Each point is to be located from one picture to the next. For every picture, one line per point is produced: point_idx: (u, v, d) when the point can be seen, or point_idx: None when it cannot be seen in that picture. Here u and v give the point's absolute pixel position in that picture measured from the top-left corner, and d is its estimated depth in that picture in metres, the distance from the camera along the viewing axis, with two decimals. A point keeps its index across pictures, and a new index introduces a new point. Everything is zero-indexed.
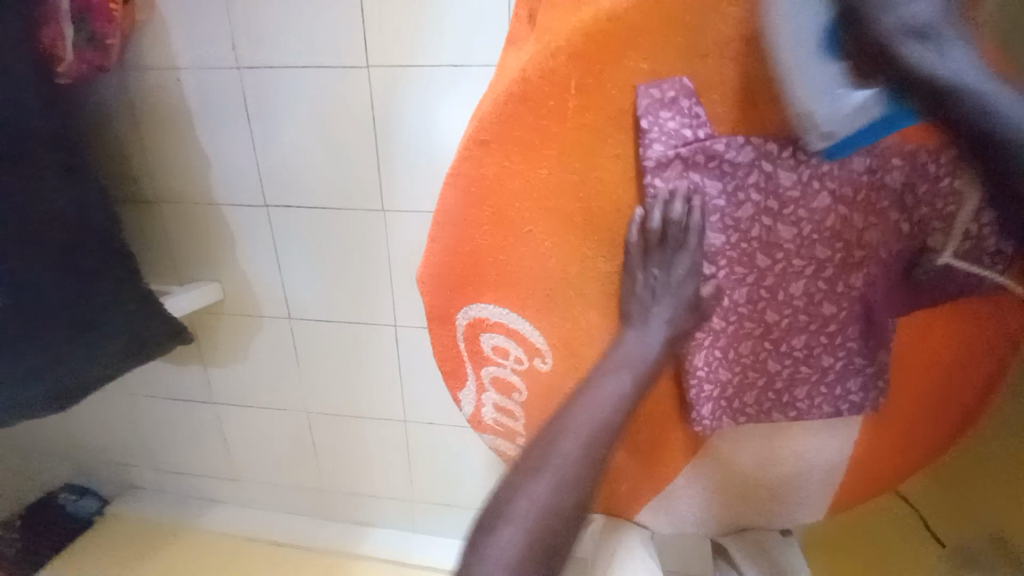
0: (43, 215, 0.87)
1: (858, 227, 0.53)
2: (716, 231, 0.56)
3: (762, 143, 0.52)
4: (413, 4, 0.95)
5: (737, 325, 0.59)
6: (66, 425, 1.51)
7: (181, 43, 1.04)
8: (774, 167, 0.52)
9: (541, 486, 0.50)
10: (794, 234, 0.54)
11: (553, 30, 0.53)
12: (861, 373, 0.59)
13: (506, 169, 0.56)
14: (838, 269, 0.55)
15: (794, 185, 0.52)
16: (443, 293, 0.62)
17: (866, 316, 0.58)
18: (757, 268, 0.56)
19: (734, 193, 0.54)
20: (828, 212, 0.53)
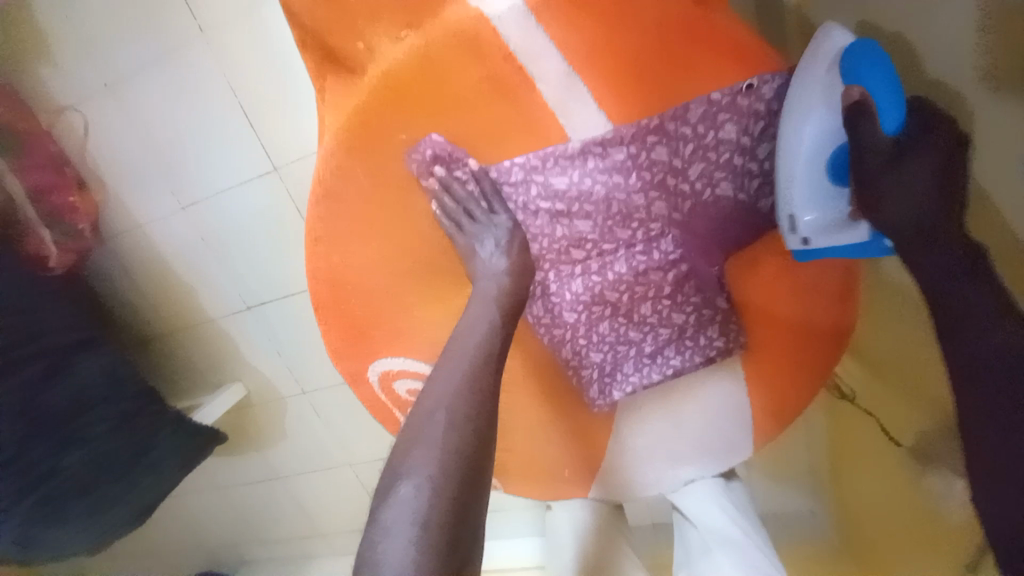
0: (77, 385, 1.07)
1: (643, 205, 0.57)
2: (531, 241, 0.63)
3: (525, 160, 0.57)
4: (287, 105, 1.05)
5: (588, 311, 0.65)
6: (177, 529, 1.79)
7: (136, 204, 1.23)
8: (545, 176, 0.57)
9: (422, 458, 0.48)
10: (592, 225, 0.59)
11: (328, 132, 0.61)
12: (715, 320, 0.63)
13: (345, 254, 0.66)
14: (646, 241, 0.60)
15: (569, 187, 0.56)
16: (347, 360, 0.73)
17: (698, 272, 0.62)
18: (579, 262, 0.62)
19: (528, 207, 0.61)
20: (609, 201, 0.57)
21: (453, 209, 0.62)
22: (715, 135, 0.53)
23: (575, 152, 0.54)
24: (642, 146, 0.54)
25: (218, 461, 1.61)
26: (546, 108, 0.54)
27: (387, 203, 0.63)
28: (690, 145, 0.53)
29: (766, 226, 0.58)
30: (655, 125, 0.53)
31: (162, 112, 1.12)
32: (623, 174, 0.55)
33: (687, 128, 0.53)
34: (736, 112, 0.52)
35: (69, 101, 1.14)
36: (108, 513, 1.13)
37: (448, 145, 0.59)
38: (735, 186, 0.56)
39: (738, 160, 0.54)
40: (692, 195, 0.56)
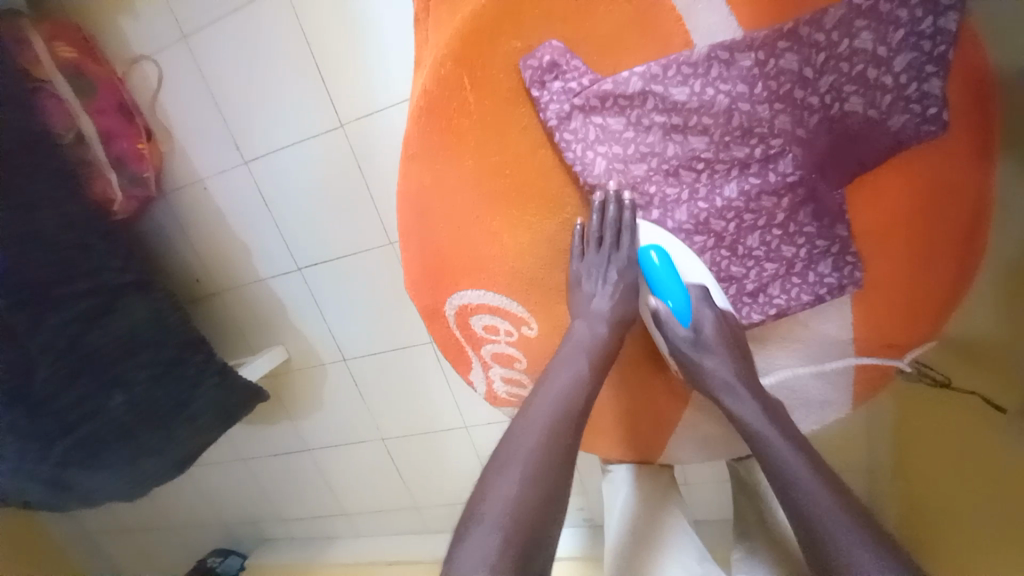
0: (128, 322, 1.08)
1: (766, 118, 0.55)
2: (635, 161, 0.60)
3: (646, 68, 0.56)
4: (359, 57, 1.06)
5: (689, 241, 0.63)
6: (201, 499, 1.76)
7: (197, 157, 1.24)
8: (664, 87, 0.56)
9: (513, 473, 0.56)
10: (707, 142, 0.57)
11: (437, 42, 0.60)
12: (827, 254, 0.59)
13: (440, 171, 0.64)
14: (763, 161, 0.57)
15: (689, 97, 0.56)
16: (427, 291, 0.71)
17: (815, 197, 0.58)
18: (685, 186, 0.60)
19: (639, 122, 0.58)
20: (731, 112, 0.56)
21: (559, 122, 0.60)
22: (849, 44, 0.51)
23: (700, 58, 0.54)
24: (771, 52, 0.53)
25: (249, 430, 1.59)
26: (673, 13, 0.55)
27: (491, 116, 0.62)
28: (823, 54, 0.52)
29: (901, 145, 0.54)
30: (789, 30, 0.52)
31: (234, 66, 1.13)
32: (748, 83, 0.54)
33: (820, 35, 0.51)
34: (876, 19, 0.50)
35: (146, 52, 1.17)
36: (150, 457, 1.12)
37: (566, 52, 0.58)
38: (865, 102, 0.52)
39: (873, 73, 0.51)
40: (821, 109, 0.54)
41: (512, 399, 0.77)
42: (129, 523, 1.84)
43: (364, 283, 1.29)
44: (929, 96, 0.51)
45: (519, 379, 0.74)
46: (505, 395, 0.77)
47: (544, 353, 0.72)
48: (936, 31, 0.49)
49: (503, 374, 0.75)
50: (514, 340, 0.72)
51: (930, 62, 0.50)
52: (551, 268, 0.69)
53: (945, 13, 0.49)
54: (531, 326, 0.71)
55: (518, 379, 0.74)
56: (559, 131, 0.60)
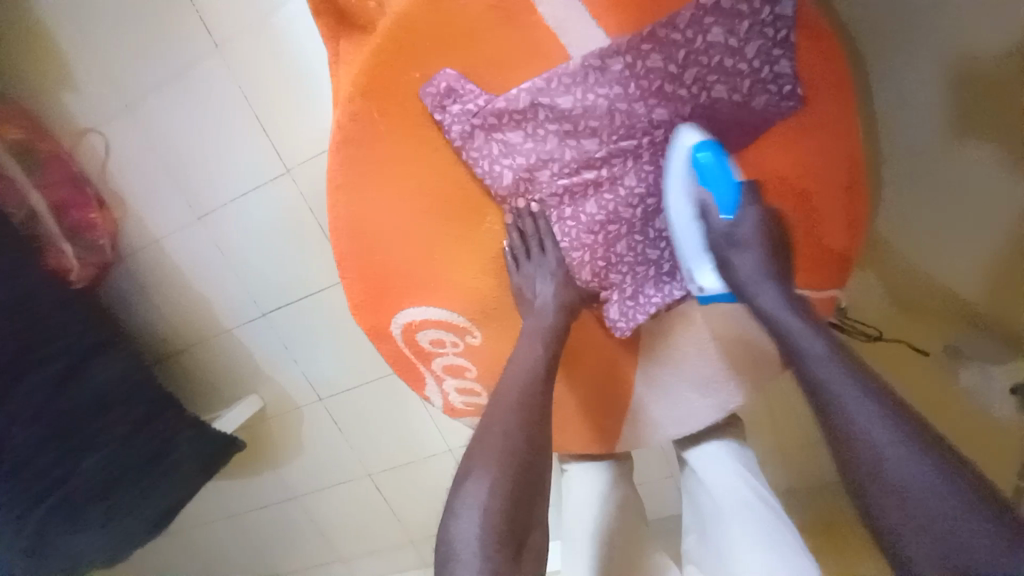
0: (93, 388, 1.09)
1: (644, 114, 0.61)
2: (539, 167, 0.65)
3: (531, 84, 0.61)
4: (295, 104, 1.11)
5: (603, 232, 0.67)
6: (193, 566, 1.71)
7: (152, 219, 1.27)
8: (551, 98, 0.61)
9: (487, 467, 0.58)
10: (599, 143, 0.63)
11: (343, 81, 0.65)
12: (729, 226, 0.66)
13: (365, 199, 0.68)
14: (653, 150, 0.63)
15: (574, 104, 0.61)
16: (372, 314, 0.74)
17: (707, 175, 0.65)
18: (590, 181, 0.65)
19: (535, 133, 0.63)
20: (612, 113, 0.61)
21: (462, 140, 0.65)
22: (703, 39, 0.57)
23: (577, 69, 0.59)
24: (638, 54, 0.58)
25: (234, 486, 1.57)
26: (548, 31, 0.60)
27: (404, 142, 0.66)
28: (682, 50, 0.57)
29: (770, 120, 0.62)
30: (649, 33, 0.57)
31: (178, 127, 1.17)
32: (623, 85, 0.60)
33: (677, 33, 0.57)
34: (721, 14, 0.56)
35: (91, 124, 1.21)
36: (128, 516, 1.13)
37: (460, 78, 0.63)
38: (729, 88, 0.59)
39: (729, 61, 0.58)
40: (691, 98, 0.60)
41: (468, 409, 0.79)
42: None
43: (331, 320, 1.31)
44: (783, 76, 0.59)
45: (473, 389, 0.77)
46: (461, 405, 0.79)
47: (490, 359, 0.75)
48: (775, 17, 0.56)
49: (457, 385, 0.78)
50: (461, 351, 0.75)
51: (776, 46, 0.57)
52: (483, 276, 0.72)
53: (780, 0, 0.56)
54: (474, 334, 0.74)
55: (471, 388, 0.77)
56: (465, 149, 0.66)
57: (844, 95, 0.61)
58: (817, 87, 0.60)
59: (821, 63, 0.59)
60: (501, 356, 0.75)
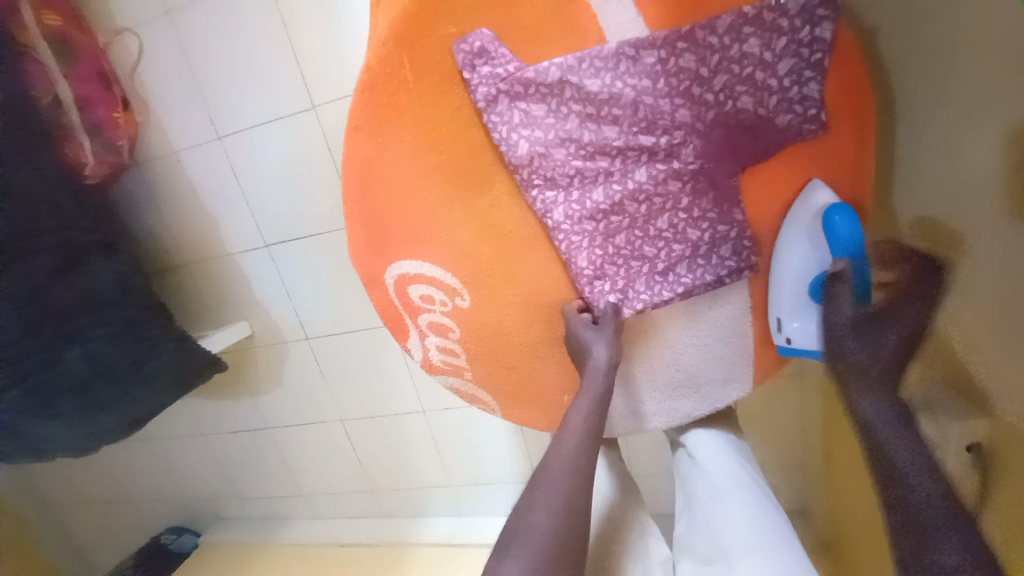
0: (85, 286, 1.11)
1: (668, 111, 0.61)
2: (555, 146, 0.65)
3: (563, 60, 0.61)
4: (331, 41, 1.11)
5: (605, 222, 0.67)
6: (159, 475, 1.77)
7: (173, 131, 1.28)
8: (579, 78, 0.61)
9: (549, 503, 0.62)
10: (618, 132, 0.63)
11: (381, 22, 0.66)
12: (727, 239, 0.65)
13: (380, 144, 0.70)
14: (669, 149, 0.62)
15: (601, 88, 0.61)
16: (370, 258, 0.77)
17: (715, 185, 0.63)
18: (603, 168, 0.65)
19: (558, 109, 0.63)
20: (637, 104, 0.61)
21: (487, 103, 0.65)
22: (739, 47, 0.58)
23: (610, 53, 0.60)
24: (672, 51, 0.59)
25: (211, 406, 1.61)
26: (589, 11, 0.61)
27: (429, 94, 0.67)
28: (716, 55, 0.58)
29: (791, 140, 0.61)
30: (686, 31, 0.58)
31: (214, 44, 1.17)
32: (652, 79, 0.60)
33: (714, 37, 0.57)
34: (761, 26, 0.57)
35: (130, 25, 1.21)
36: (103, 414, 1.17)
37: (494, 40, 0.63)
38: (755, 100, 0.59)
39: (760, 75, 0.58)
40: (716, 104, 0.60)
41: (446, 368, 0.82)
42: (86, 494, 1.85)
43: (330, 264, 1.33)
44: (809, 98, 0.59)
45: (454, 349, 0.79)
46: (439, 363, 0.81)
47: (474, 323, 0.77)
48: (813, 38, 0.57)
49: (438, 343, 0.80)
50: (449, 310, 0.77)
51: (809, 67, 0.58)
52: (480, 243, 0.72)
53: (820, 22, 0.57)
54: (464, 297, 0.75)
55: (452, 349, 0.79)
56: (487, 112, 0.65)
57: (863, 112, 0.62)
58: (840, 102, 0.61)
59: (847, 80, 0.60)
60: (485, 324, 0.76)
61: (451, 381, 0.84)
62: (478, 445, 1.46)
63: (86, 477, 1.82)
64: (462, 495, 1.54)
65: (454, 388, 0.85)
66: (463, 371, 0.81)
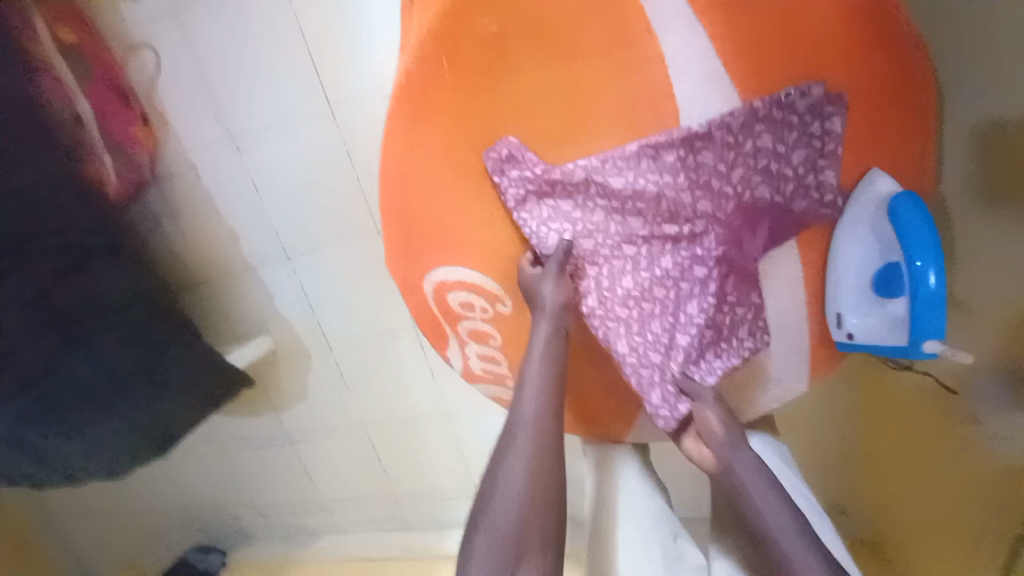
0: (109, 303, 1.10)
1: (690, 203, 0.62)
2: (584, 236, 0.68)
3: (587, 162, 0.64)
4: (352, 50, 1.10)
5: (639, 307, 0.67)
6: (182, 493, 1.75)
7: (192, 146, 1.27)
8: (603, 177, 0.64)
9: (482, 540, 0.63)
10: (642, 223, 0.65)
11: (419, 27, 0.65)
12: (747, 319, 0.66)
13: (417, 151, 0.69)
14: (690, 238, 0.64)
15: (625, 185, 0.63)
16: (408, 267, 0.76)
17: (739, 271, 0.64)
18: (628, 257, 0.67)
19: (585, 204, 0.67)
20: (659, 198, 0.63)
21: (517, 203, 0.68)
22: (753, 143, 0.59)
23: (631, 154, 0.62)
24: (690, 149, 0.60)
25: (233, 421, 1.59)
26: (635, 2, 0.58)
27: (468, 97, 0.66)
28: (732, 151, 0.60)
29: (807, 223, 0.62)
30: (704, 132, 0.59)
31: (232, 57, 1.16)
32: (672, 174, 0.62)
33: (729, 136, 0.59)
34: (772, 124, 0.59)
35: (144, 39, 1.19)
36: (131, 432, 1.16)
37: (521, 146, 0.66)
38: (772, 189, 0.61)
39: (775, 166, 0.60)
40: (735, 196, 0.61)
41: (486, 376, 0.80)
42: (108, 515, 1.83)
43: (352, 273, 1.32)
44: (824, 185, 0.61)
45: (495, 357, 0.77)
46: (480, 371, 0.79)
47: (516, 330, 0.75)
48: (824, 132, 0.59)
49: (479, 351, 0.78)
50: (490, 317, 0.75)
51: (822, 157, 0.60)
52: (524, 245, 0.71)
53: (829, 118, 0.59)
54: (505, 303, 0.74)
55: (493, 357, 0.77)
56: (517, 211, 0.69)
57: (907, 93, 0.61)
58: (888, 83, 0.60)
59: (874, 75, 0.59)
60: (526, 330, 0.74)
61: (492, 390, 0.82)
62: None
63: (109, 497, 1.80)
64: None
65: (494, 396, 0.83)
66: (504, 379, 0.78)
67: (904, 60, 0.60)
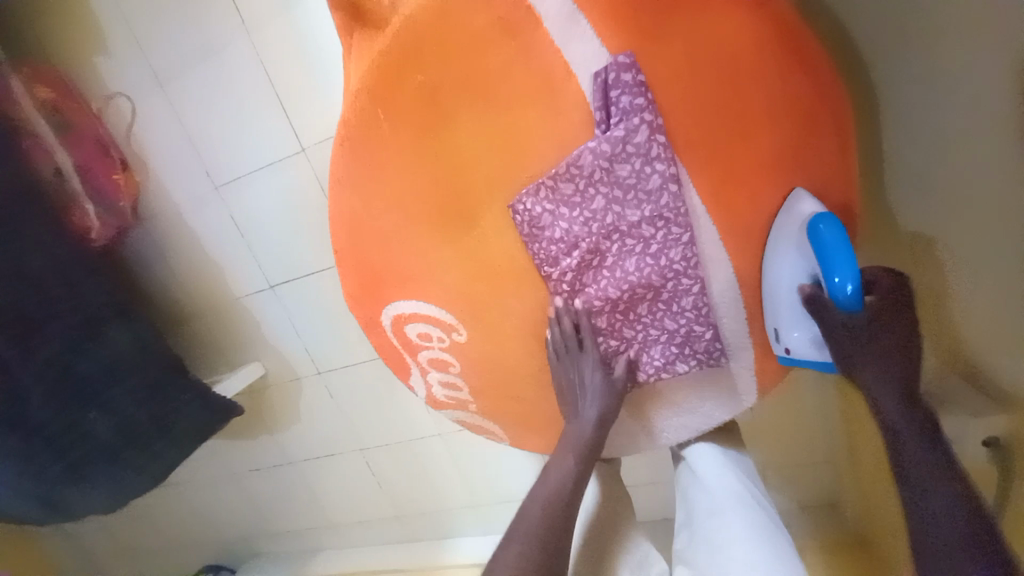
0: (104, 349, 1.14)
1: (569, 244, 0.67)
2: (567, 237, 0.67)
3: (545, 178, 0.65)
4: (314, 85, 1.13)
5: (590, 306, 0.70)
6: (191, 517, 1.81)
7: (172, 186, 1.31)
8: (564, 183, 0.64)
9: (511, 552, 0.67)
10: (572, 245, 0.67)
11: (355, 77, 0.68)
12: (658, 341, 0.71)
13: (364, 193, 0.72)
14: (570, 276, 0.69)
15: (582, 196, 0.64)
16: (367, 302, 0.79)
17: (605, 308, 0.71)
18: (590, 265, 0.68)
19: (564, 209, 0.65)
20: (577, 229, 0.66)
21: (525, 191, 0.66)
22: (609, 200, 0.64)
23: (579, 169, 0.63)
24: (573, 199, 0.65)
25: (234, 446, 1.64)
26: (552, 45, 0.61)
27: (408, 140, 0.68)
28: (593, 207, 0.65)
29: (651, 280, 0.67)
30: (581, 187, 0.64)
31: (203, 101, 1.20)
32: (567, 216, 0.66)
33: (591, 195, 0.64)
34: (623, 186, 0.63)
35: (120, 89, 1.24)
36: (129, 471, 1.22)
37: (417, 192, 0.70)
38: (629, 245, 0.66)
39: (627, 224, 0.65)
40: (595, 246, 0.67)
41: (450, 401, 0.83)
42: (123, 541, 1.90)
43: (336, 299, 1.35)
44: (670, 243, 0.65)
45: (457, 383, 0.80)
46: (443, 396, 0.83)
47: (474, 357, 0.77)
48: (664, 197, 0.62)
49: (441, 378, 0.81)
50: (448, 346, 0.78)
51: (665, 217, 0.63)
52: (477, 278, 0.73)
53: (667, 187, 0.62)
54: (461, 332, 0.76)
55: (455, 383, 0.80)
56: (521, 198, 0.66)
57: (832, 109, 0.63)
58: (813, 103, 0.62)
59: (795, 97, 0.61)
60: (485, 357, 0.76)
61: (458, 413, 0.85)
62: (496, 464, 1.46)
63: (121, 523, 1.86)
64: (487, 515, 1.55)
65: (462, 419, 0.85)
66: (467, 403, 0.82)
67: (835, 90, 0.64)
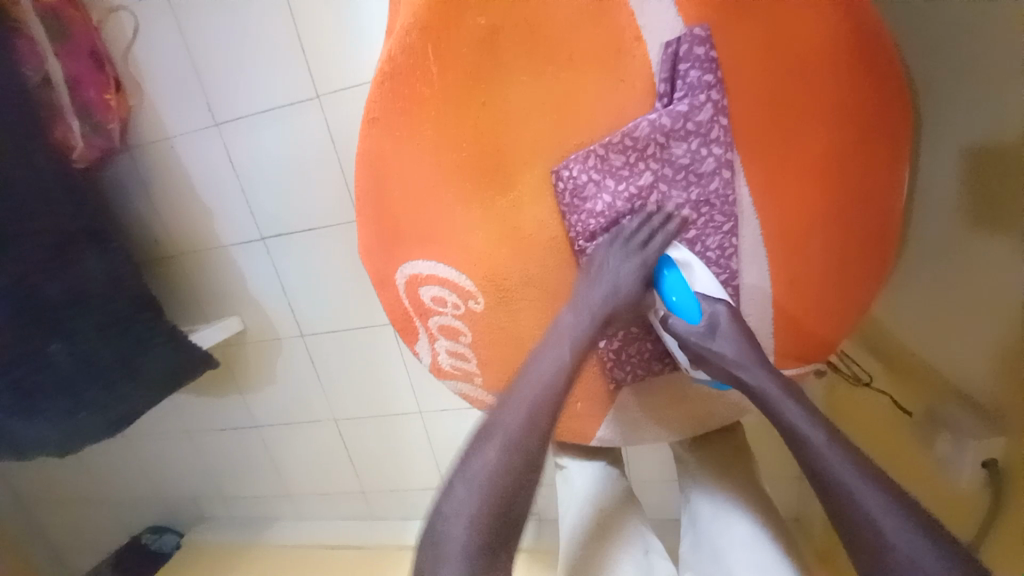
0: (75, 275, 1.06)
1: (608, 220, 0.66)
2: (605, 212, 0.65)
3: (594, 148, 0.63)
4: (339, 29, 1.07)
5: None
6: (142, 473, 1.71)
7: (167, 116, 1.22)
8: (613, 153, 0.63)
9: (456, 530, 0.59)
10: (610, 220, 0.65)
11: (404, 12, 0.63)
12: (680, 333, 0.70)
13: (396, 140, 0.67)
14: None
15: (629, 170, 0.63)
16: (381, 257, 0.75)
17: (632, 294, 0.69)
18: None
19: (608, 181, 0.64)
20: (618, 203, 0.65)
21: (569, 159, 0.64)
22: (660, 178, 0.63)
23: (629, 144, 0.62)
24: (621, 171, 0.64)
25: (199, 402, 1.55)
26: (626, 8, 0.60)
27: (454, 87, 0.64)
28: (642, 184, 0.64)
29: None
30: (632, 160, 0.63)
31: (216, 28, 1.12)
32: (610, 189, 0.65)
33: (640, 169, 0.63)
34: (676, 165, 0.62)
35: (124, 4, 1.15)
36: (86, 411, 1.11)
37: (453, 146, 0.66)
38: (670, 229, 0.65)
39: (672, 206, 0.64)
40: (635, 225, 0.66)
41: (455, 372, 0.78)
42: (63, 491, 1.78)
43: (330, 259, 1.29)
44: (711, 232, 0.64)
45: (465, 353, 0.76)
46: (448, 367, 0.78)
47: (486, 329, 0.73)
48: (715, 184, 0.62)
49: (448, 347, 0.77)
50: (461, 314, 0.73)
51: (713, 205, 0.63)
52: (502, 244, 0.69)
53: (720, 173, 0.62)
54: (477, 300, 0.72)
55: (462, 353, 0.76)
56: (564, 165, 0.64)
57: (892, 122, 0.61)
58: (874, 114, 0.60)
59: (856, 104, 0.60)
60: (499, 330, 0.72)
61: (460, 387, 0.80)
62: None
63: (63, 472, 1.74)
64: None
65: (465, 394, 0.81)
66: (473, 376, 0.77)
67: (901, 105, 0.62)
